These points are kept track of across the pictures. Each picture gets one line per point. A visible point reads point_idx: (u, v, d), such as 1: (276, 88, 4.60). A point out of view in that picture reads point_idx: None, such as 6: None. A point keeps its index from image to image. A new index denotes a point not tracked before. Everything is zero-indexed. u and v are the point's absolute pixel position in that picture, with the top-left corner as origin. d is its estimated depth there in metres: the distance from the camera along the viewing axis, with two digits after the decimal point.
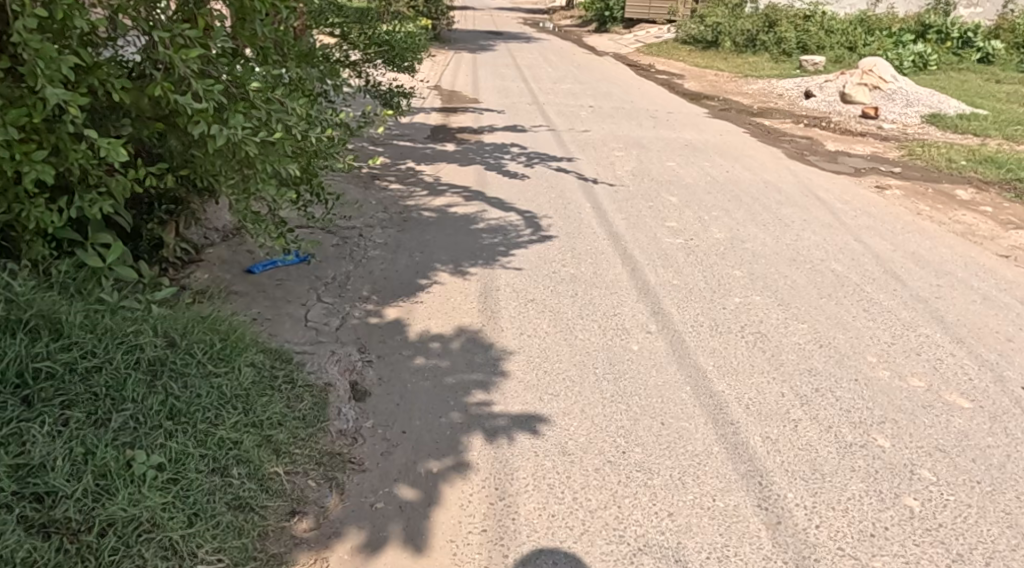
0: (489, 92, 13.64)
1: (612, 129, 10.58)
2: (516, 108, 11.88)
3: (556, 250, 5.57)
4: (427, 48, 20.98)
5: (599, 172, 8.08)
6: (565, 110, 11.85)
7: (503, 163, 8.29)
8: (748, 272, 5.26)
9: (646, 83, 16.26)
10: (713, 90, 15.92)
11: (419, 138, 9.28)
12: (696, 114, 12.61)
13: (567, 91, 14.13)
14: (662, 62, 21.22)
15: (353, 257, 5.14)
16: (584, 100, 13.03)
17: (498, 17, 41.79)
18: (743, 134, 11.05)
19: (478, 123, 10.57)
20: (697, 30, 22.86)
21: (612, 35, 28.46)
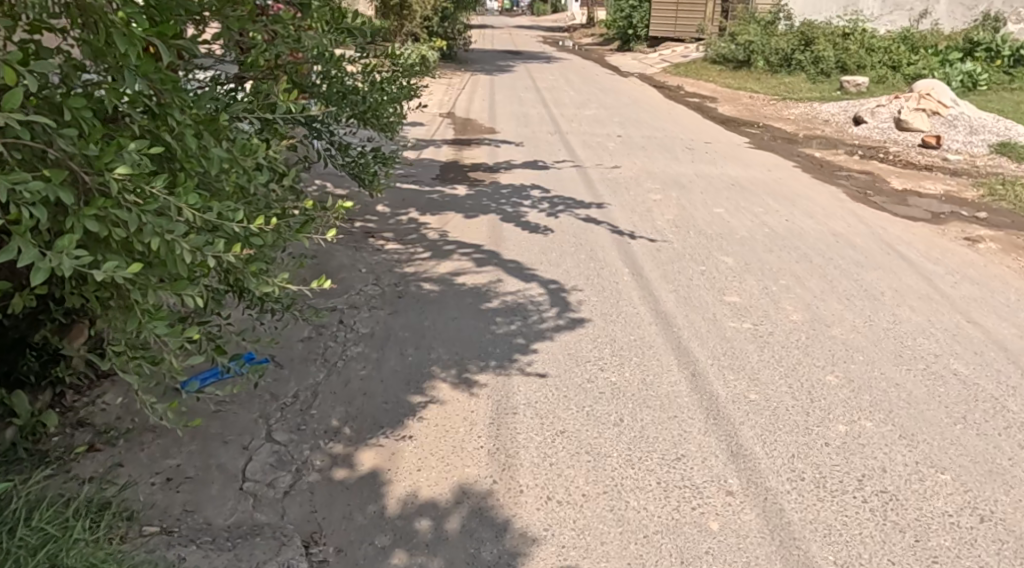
0: (507, 121, 12.49)
1: (645, 164, 9.36)
2: (536, 140, 10.70)
3: (589, 341, 4.33)
4: (443, 70, 19.95)
5: (636, 221, 6.86)
6: (591, 142, 10.65)
7: (522, 211, 7.10)
8: (844, 379, 4.00)
9: (677, 107, 15.02)
10: (750, 115, 14.65)
11: (427, 180, 8.12)
12: (737, 144, 11.36)
13: (593, 118, 12.93)
14: (691, 83, 19.98)
15: (326, 359, 3.93)
16: (612, 130, 11.82)
17: (519, 36, 40.80)
18: (793, 169, 9.79)
19: (494, 158, 9.41)
20: (727, 49, 21.63)
21: (636, 54, 27.35)
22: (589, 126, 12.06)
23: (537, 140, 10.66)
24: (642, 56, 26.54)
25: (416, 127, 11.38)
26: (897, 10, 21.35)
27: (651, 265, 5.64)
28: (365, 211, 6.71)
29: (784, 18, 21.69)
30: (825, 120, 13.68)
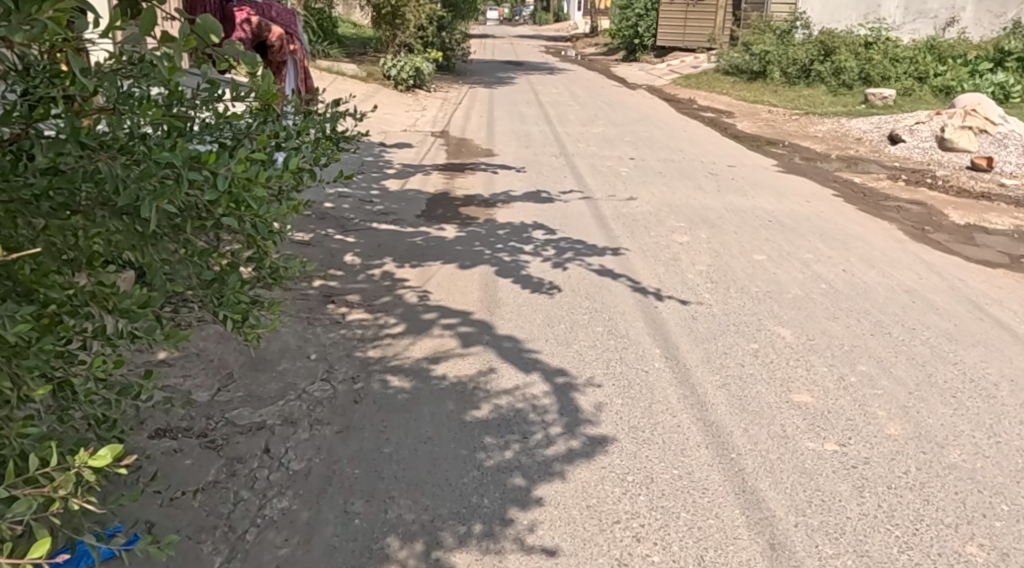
0: (506, 141, 11.28)
1: (664, 195, 8.12)
2: (539, 166, 9.49)
3: (615, 478, 3.07)
4: (440, 82, 18.76)
5: (660, 273, 5.63)
6: (601, 168, 9.44)
7: (522, 260, 5.87)
8: (993, 552, 2.71)
9: (693, 125, 13.80)
10: (773, 133, 13.40)
11: (409, 217, 6.91)
12: (764, 168, 10.14)
13: (600, 138, 11.73)
14: (703, 96, 18.76)
15: (229, 532, 2.66)
16: (623, 152, 10.60)
17: (521, 46, 39.66)
18: (834, 198, 8.55)
19: (490, 188, 8.18)
20: (741, 59, 20.41)
21: (643, 64, 26.21)
22: (596, 147, 10.87)
23: (539, 166, 9.47)
24: (649, 67, 25.31)
25: (405, 151, 10.19)
26: (921, 18, 20.09)
27: (687, 343, 4.39)
28: (329, 263, 5.49)
29: (801, 27, 20.43)
30: (857, 138, 12.45)
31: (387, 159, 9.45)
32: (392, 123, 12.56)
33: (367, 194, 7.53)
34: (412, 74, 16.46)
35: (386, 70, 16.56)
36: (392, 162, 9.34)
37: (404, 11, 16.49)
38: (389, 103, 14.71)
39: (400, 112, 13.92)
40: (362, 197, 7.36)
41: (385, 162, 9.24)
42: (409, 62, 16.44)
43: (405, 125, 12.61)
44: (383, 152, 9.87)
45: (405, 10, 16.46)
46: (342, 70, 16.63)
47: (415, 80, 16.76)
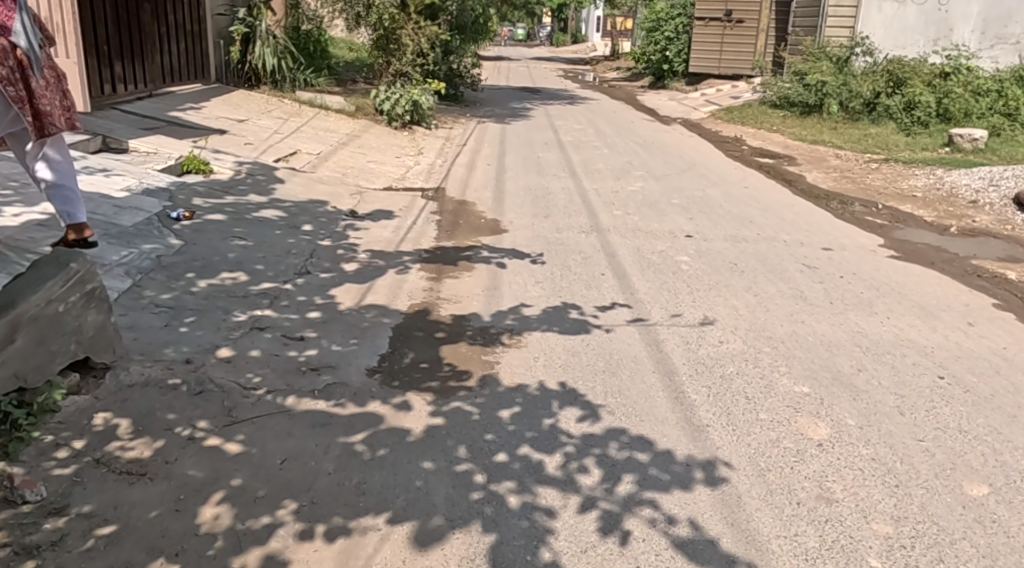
0: (518, 205, 8.63)
1: (753, 316, 5.38)
2: (563, 254, 6.81)
3: None
4: (444, 115, 16.23)
5: (812, 551, 2.89)
6: (649, 258, 6.73)
7: (542, 502, 3.14)
8: None
9: (751, 177, 11.11)
10: (855, 188, 10.68)
11: (355, 374, 4.20)
12: (871, 253, 7.38)
13: (642, 203, 9.04)
14: (752, 135, 16.09)
15: None
16: (675, 228, 7.89)
17: (539, 70, 37.25)
18: (998, 314, 5.80)
19: (493, 302, 5.49)
20: (792, 90, 17.73)
21: (674, 93, 23.62)
22: (637, 219, 8.18)
23: (564, 256, 6.78)
24: (681, 96, 22.63)
25: (383, 223, 7.54)
26: (1002, 43, 17.15)
27: None
28: (160, 533, 2.80)
29: (862, 53, 17.67)
30: (970, 200, 9.70)
31: (352, 241, 6.81)
32: (376, 176, 9.96)
33: (298, 321, 4.85)
34: (409, 108, 13.88)
35: (378, 104, 13.99)
36: (358, 246, 6.68)
37: (400, 34, 14.04)
38: (379, 145, 12.14)
39: (390, 159, 11.32)
40: (289, 330, 4.68)
41: (349, 247, 6.59)
42: (405, 95, 13.86)
43: (392, 179, 10.00)
44: (350, 228, 7.22)
45: (402, 33, 14.01)
46: (327, 104, 14.09)
47: (413, 116, 14.17)
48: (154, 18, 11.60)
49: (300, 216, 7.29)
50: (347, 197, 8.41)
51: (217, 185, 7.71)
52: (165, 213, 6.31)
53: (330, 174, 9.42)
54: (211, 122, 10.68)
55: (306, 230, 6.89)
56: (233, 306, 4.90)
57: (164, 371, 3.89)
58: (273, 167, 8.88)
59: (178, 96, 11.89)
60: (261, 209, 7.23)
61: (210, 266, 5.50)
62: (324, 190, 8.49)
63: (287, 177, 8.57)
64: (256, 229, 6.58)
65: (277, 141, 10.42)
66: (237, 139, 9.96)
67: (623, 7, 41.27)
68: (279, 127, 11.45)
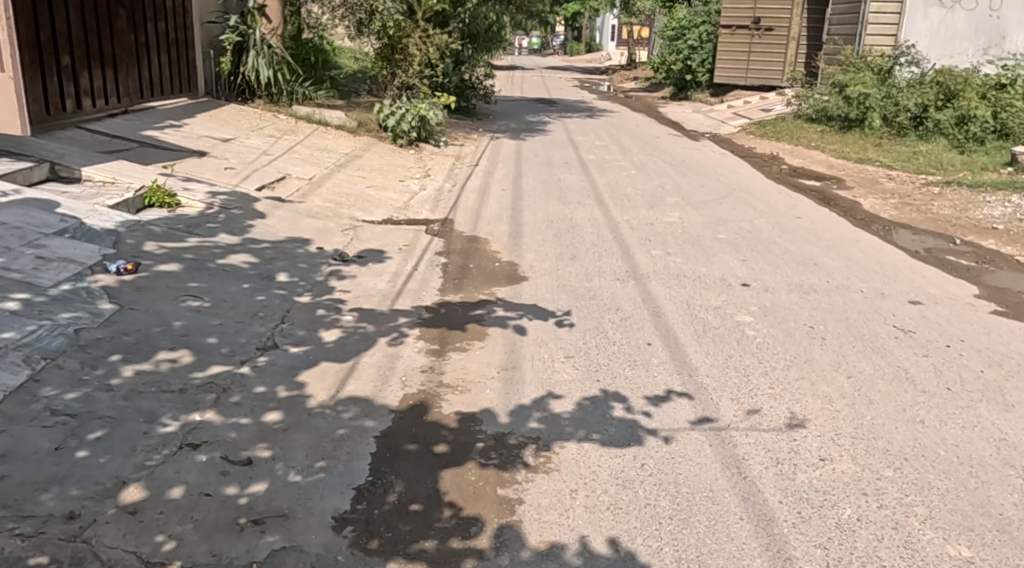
0: (539, 243, 7.36)
1: (857, 413, 4.08)
2: (597, 313, 5.53)
3: None
4: (455, 131, 15.02)
5: None
6: (703, 319, 5.45)
7: None
8: None
9: (802, 204, 9.80)
10: (922, 218, 9.35)
11: (317, 528, 2.93)
12: (970, 308, 6.05)
13: (683, 238, 7.76)
14: (789, 152, 14.81)
15: None
16: (728, 274, 6.60)
17: (554, 80, 36.01)
18: None
19: (512, 391, 4.21)
20: (831, 102, 16.39)
21: (699, 105, 22.34)
22: (680, 262, 6.89)
23: (598, 314, 5.50)
24: (706, 109, 21.30)
25: (378, 269, 6.29)
26: None
27: None
28: None
29: (908, 63, 16.28)
30: None
31: (338, 296, 5.56)
32: (374, 206, 8.73)
33: (249, 430, 3.59)
34: (416, 124, 12.67)
35: (382, 120, 12.83)
36: (345, 304, 5.43)
37: (406, 43, 12.81)
38: (381, 167, 10.93)
39: (392, 182, 10.09)
40: (234, 449, 3.42)
41: (332, 306, 5.34)
42: (412, 109, 12.67)
43: (394, 209, 8.76)
44: (337, 278, 5.97)
45: (408, 42, 12.78)
46: (326, 119, 12.91)
47: (421, 132, 12.96)
48: (132, 26, 10.43)
49: (278, 263, 6.05)
50: (338, 234, 7.17)
51: (182, 223, 6.48)
52: (103, 265, 5.08)
53: (322, 204, 8.20)
54: (192, 143, 9.50)
55: (281, 282, 5.64)
56: (163, 408, 3.65)
57: (30, 540, 2.64)
58: (254, 197, 7.65)
59: (159, 113, 10.71)
60: (231, 254, 5.99)
61: (145, 342, 4.26)
62: (311, 225, 7.25)
63: (269, 209, 7.34)
64: (218, 283, 5.34)
65: (264, 165, 9.22)
66: (218, 163, 8.77)
67: (641, 16, 40.02)
68: (269, 147, 10.25)
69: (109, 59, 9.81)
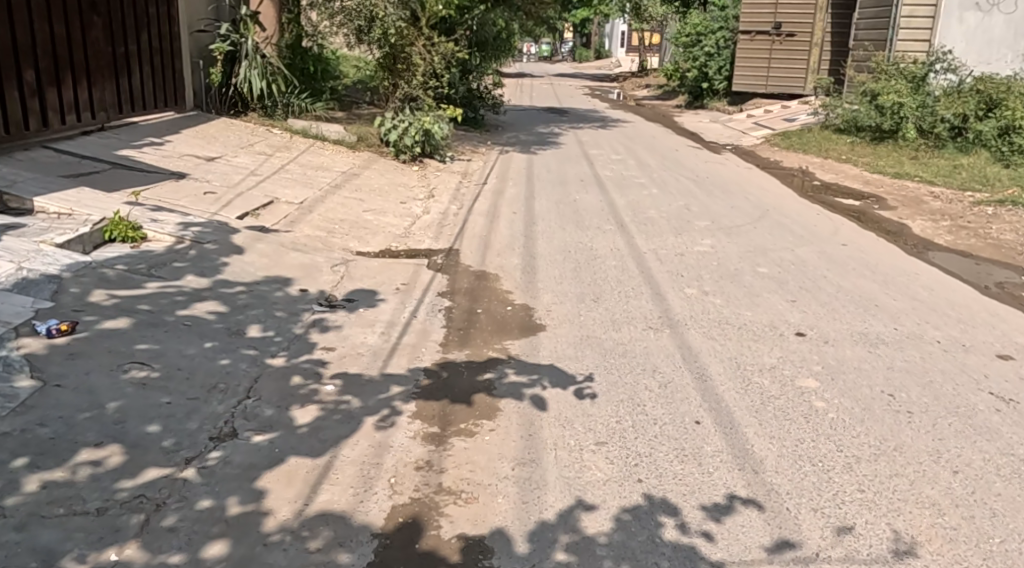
0: (557, 280, 6.45)
1: (982, 534, 3.14)
2: (630, 376, 4.60)
3: None
4: (462, 144, 14.16)
5: None
6: (759, 385, 4.52)
7: None
8: None
9: (845, 228, 8.86)
10: (982, 244, 8.39)
11: None
12: None
13: (721, 272, 6.84)
14: (819, 166, 13.88)
15: None
16: (778, 320, 5.68)
17: (563, 88, 35.19)
18: None
19: (531, 499, 3.28)
20: (862, 112, 15.44)
21: (717, 114, 21.42)
22: (721, 305, 5.97)
23: (631, 378, 4.57)
24: (725, 118, 20.38)
25: (370, 318, 5.38)
26: None
27: None
28: None
29: (943, 70, 15.15)
30: None
31: (319, 357, 4.64)
32: (371, 234, 7.84)
33: None
34: (419, 138, 11.82)
35: (383, 134, 11.98)
36: (327, 366, 4.51)
37: (409, 51, 11.96)
38: (382, 186, 10.06)
39: (392, 205, 9.21)
40: None
41: (311, 371, 4.42)
42: (415, 122, 11.82)
43: (393, 238, 7.87)
44: (320, 331, 5.06)
45: (411, 50, 11.94)
46: (324, 134, 12.06)
47: (425, 147, 12.10)
48: (110, 36, 9.56)
49: (251, 312, 5.14)
50: (326, 271, 6.28)
51: (144, 263, 5.59)
52: (31, 325, 4.18)
53: (311, 234, 7.31)
54: (172, 163, 8.63)
55: (252, 339, 4.73)
56: (68, 543, 2.74)
57: None
58: (233, 227, 6.77)
59: (140, 129, 9.84)
60: (195, 303, 5.08)
61: (66, 435, 3.35)
62: (297, 260, 6.35)
63: (248, 242, 6.45)
64: (173, 343, 4.43)
65: (250, 187, 8.34)
66: (198, 187, 7.89)
67: (652, 22, 39.15)
68: (257, 166, 9.39)
69: (82, 72, 8.93)
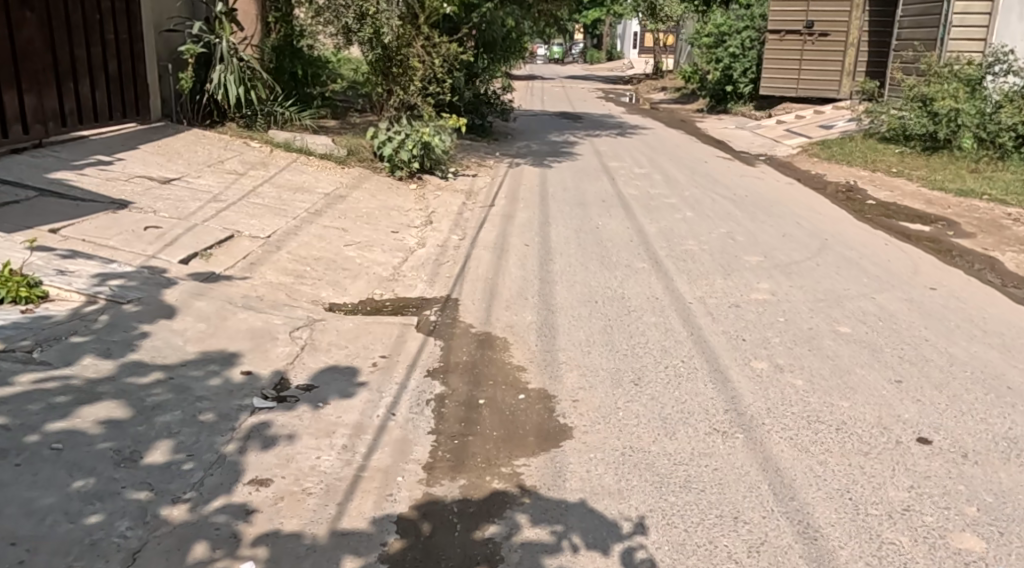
0: (583, 349, 4.96)
1: None
2: (701, 530, 3.11)
3: None
4: (467, 157, 12.71)
5: None
6: (899, 550, 3.02)
7: None
8: None
9: (927, 266, 7.34)
10: None
11: None
12: None
13: (793, 334, 5.35)
14: (868, 181, 12.36)
15: None
16: (887, 418, 4.17)
17: (575, 90, 33.84)
18: None
19: None
20: (912, 119, 13.89)
21: (743, 120, 19.89)
22: (804, 391, 4.46)
23: (705, 535, 3.08)
24: (752, 124, 18.84)
25: (331, 419, 3.90)
26: None
27: None
28: None
29: (1003, 72, 13.63)
30: None
31: (244, 498, 3.17)
32: (350, 278, 6.37)
33: None
34: (417, 152, 10.40)
35: (376, 147, 10.56)
36: (254, 520, 3.04)
37: (406, 53, 10.50)
38: (371, 210, 8.62)
39: (381, 235, 7.76)
40: None
41: (226, 531, 2.95)
42: (413, 134, 10.41)
43: (377, 282, 6.41)
44: (255, 444, 3.58)
45: (408, 52, 10.48)
46: (310, 147, 10.62)
47: (424, 162, 10.68)
48: (49, 37, 8.16)
49: (161, 416, 3.66)
50: (282, 339, 4.81)
51: (27, 339, 4.14)
52: None
53: (274, 283, 5.85)
54: (116, 188, 7.18)
55: (150, 468, 3.26)
56: None
57: None
58: (168, 277, 5.31)
59: (88, 145, 8.40)
60: (82, 404, 3.62)
61: None
62: (246, 325, 4.89)
63: (184, 299, 4.98)
64: (21, 486, 2.96)
65: (207, 218, 6.89)
66: (139, 219, 6.42)
67: (669, 22, 37.54)
68: (223, 189, 7.96)
69: (10, 79, 7.57)
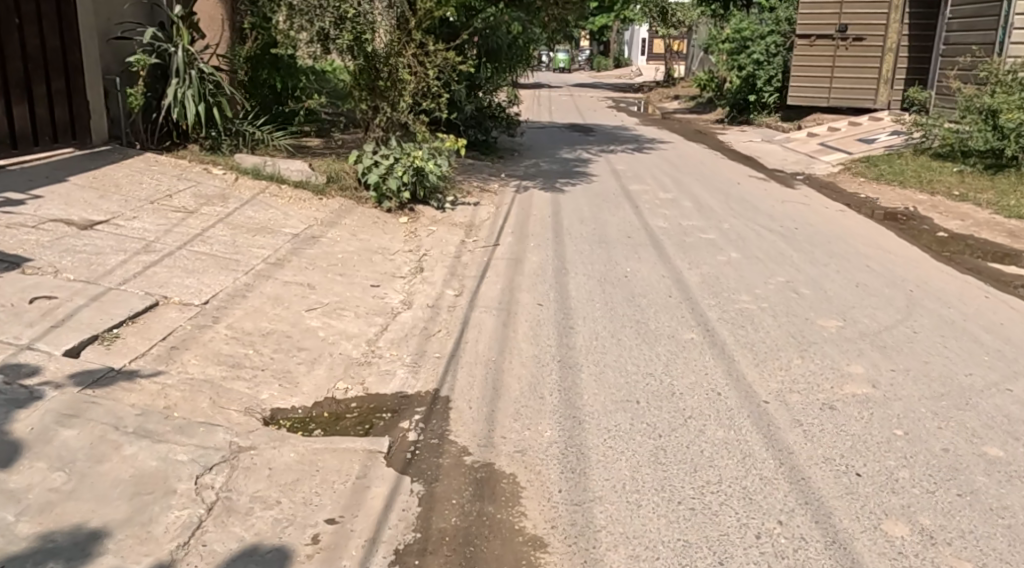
0: (629, 502, 3.35)
1: None
2: None
3: None
4: (467, 181, 11.14)
5: None
6: None
7: None
8: None
9: None
10: None
11: None
12: None
13: (925, 464, 3.73)
14: (929, 205, 10.73)
15: None
16: None
17: (582, 98, 32.29)
18: None
19: None
20: (970, 133, 12.27)
21: (770, 132, 18.27)
22: None
23: None
24: (781, 138, 17.22)
25: None
26: None
27: None
28: None
29: None
30: None
31: None
32: (306, 364, 4.77)
33: None
34: (408, 179, 8.85)
35: (360, 173, 8.97)
36: None
37: (395, 63, 8.93)
38: (347, 255, 7.04)
39: (357, 291, 6.17)
40: None
41: None
42: (403, 157, 8.86)
43: (344, 368, 4.82)
44: None
45: (398, 62, 8.89)
46: (282, 174, 9.04)
47: (415, 190, 9.12)
48: None
49: None
50: (182, 493, 3.21)
51: None
52: None
53: (196, 381, 4.26)
54: (15, 238, 5.63)
55: None
56: None
57: None
58: (34, 389, 3.73)
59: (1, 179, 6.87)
60: None
61: None
62: (130, 469, 3.30)
63: (43, 430, 3.39)
64: None
65: (126, 280, 5.32)
66: (28, 285, 4.86)
67: (680, 27, 35.95)
68: (159, 234, 6.39)
69: None
